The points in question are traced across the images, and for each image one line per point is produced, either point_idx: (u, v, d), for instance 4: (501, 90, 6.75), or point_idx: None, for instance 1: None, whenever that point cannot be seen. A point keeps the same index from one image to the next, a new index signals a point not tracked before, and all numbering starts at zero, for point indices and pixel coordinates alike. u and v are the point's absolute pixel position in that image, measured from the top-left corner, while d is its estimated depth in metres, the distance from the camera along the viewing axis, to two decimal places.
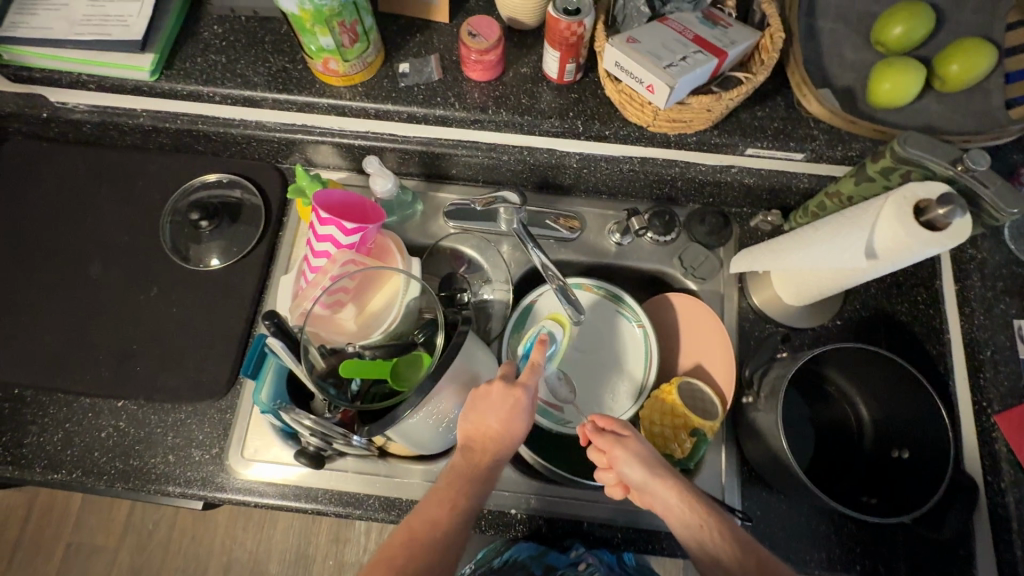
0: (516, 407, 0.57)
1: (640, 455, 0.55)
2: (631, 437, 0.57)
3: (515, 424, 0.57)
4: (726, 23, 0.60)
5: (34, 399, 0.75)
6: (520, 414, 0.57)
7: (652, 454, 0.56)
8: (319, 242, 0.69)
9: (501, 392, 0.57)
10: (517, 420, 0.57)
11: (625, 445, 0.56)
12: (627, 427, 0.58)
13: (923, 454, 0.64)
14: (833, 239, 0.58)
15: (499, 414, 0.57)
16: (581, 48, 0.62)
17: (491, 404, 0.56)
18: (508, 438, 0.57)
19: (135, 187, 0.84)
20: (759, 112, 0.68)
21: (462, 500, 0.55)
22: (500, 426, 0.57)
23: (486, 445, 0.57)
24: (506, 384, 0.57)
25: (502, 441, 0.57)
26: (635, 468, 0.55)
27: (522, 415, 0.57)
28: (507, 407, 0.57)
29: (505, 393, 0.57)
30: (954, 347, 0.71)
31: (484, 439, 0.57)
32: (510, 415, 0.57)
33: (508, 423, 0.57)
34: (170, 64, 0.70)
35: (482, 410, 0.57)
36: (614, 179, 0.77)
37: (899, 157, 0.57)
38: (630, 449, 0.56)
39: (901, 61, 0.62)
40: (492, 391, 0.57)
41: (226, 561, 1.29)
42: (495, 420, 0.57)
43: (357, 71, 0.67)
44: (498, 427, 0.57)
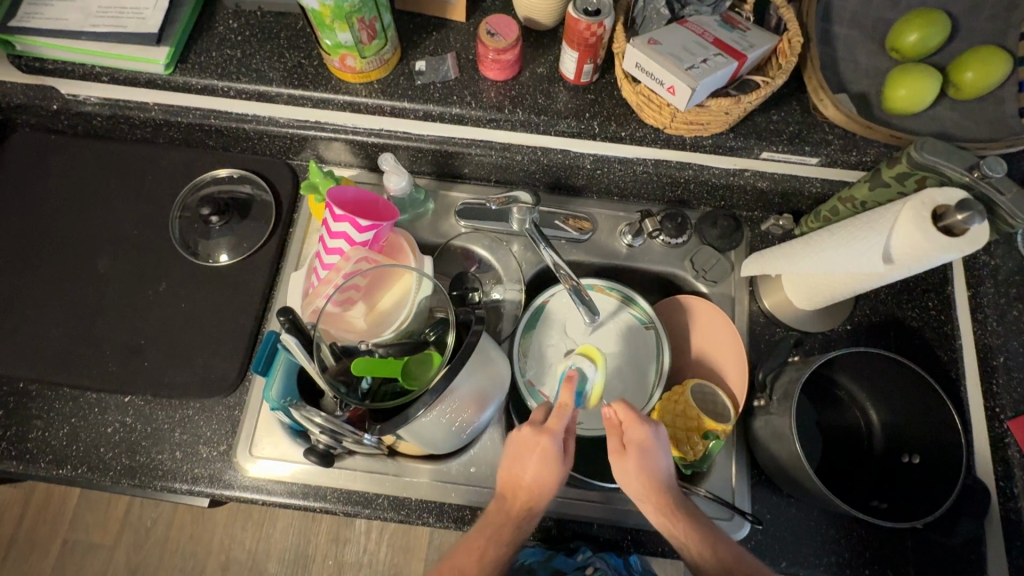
0: (544, 455, 0.56)
1: (631, 472, 0.55)
2: (630, 452, 0.55)
3: (550, 471, 0.56)
4: (744, 27, 0.60)
5: (40, 393, 0.74)
6: (553, 463, 0.56)
7: (649, 468, 0.55)
8: (331, 239, 0.69)
9: (532, 442, 0.57)
10: (551, 470, 0.56)
11: (619, 459, 0.56)
12: (638, 436, 0.56)
13: (935, 459, 0.64)
14: (848, 243, 0.59)
15: (532, 463, 0.57)
16: (599, 48, 0.62)
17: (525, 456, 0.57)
18: (544, 486, 0.57)
19: (143, 181, 0.83)
20: (774, 115, 0.68)
21: (506, 543, 0.56)
22: (535, 474, 0.57)
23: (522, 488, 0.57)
24: (534, 431, 0.57)
25: (544, 492, 0.57)
26: (626, 480, 0.55)
27: (556, 462, 0.56)
28: (541, 457, 0.56)
29: (533, 441, 0.57)
30: (965, 352, 0.71)
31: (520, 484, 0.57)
32: (546, 464, 0.56)
33: (546, 474, 0.56)
34: (185, 57, 0.69)
35: (519, 459, 0.58)
36: (626, 181, 0.77)
37: (916, 162, 0.58)
38: (623, 464, 0.56)
39: (917, 67, 0.62)
40: (518, 439, 0.58)
41: (224, 560, 1.28)
42: (531, 471, 0.57)
43: (374, 68, 0.67)
44: (538, 479, 0.57)
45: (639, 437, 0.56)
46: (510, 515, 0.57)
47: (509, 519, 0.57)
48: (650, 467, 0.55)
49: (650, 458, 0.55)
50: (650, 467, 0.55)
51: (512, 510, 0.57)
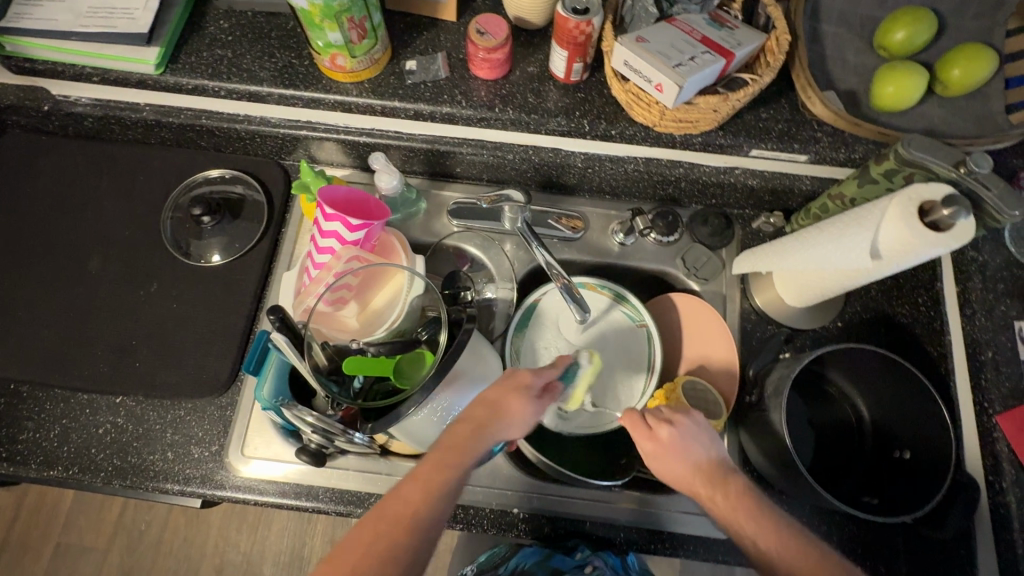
0: (525, 396, 0.54)
1: (671, 468, 0.54)
2: (665, 448, 0.54)
3: (526, 415, 0.54)
4: (732, 25, 0.61)
5: (31, 395, 0.74)
6: (531, 408, 0.54)
7: (687, 461, 0.53)
8: (323, 239, 0.69)
9: (516, 386, 0.55)
10: (521, 402, 0.53)
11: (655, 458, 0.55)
12: (665, 429, 0.54)
13: (925, 454, 0.65)
14: (836, 240, 0.59)
15: (511, 402, 0.53)
16: (588, 47, 0.63)
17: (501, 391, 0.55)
18: (513, 426, 0.53)
19: (135, 181, 0.83)
20: (764, 113, 0.68)
21: (440, 487, 0.49)
22: (513, 413, 0.53)
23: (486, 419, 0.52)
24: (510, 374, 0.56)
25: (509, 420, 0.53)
26: (671, 477, 0.54)
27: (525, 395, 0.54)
28: (523, 399, 0.54)
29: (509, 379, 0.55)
30: (955, 348, 0.71)
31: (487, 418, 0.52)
32: (525, 406, 0.53)
33: (520, 416, 0.53)
34: (175, 58, 0.69)
35: (494, 395, 0.54)
36: (617, 180, 0.78)
37: (903, 159, 0.58)
38: (659, 459, 0.54)
39: (904, 65, 0.63)
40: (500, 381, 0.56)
41: (220, 562, 1.27)
42: (508, 410, 0.53)
43: (365, 68, 0.67)
44: (508, 412, 0.53)
45: (663, 433, 0.54)
46: (466, 435, 0.51)
47: (467, 438, 0.51)
48: (691, 457, 0.53)
49: (686, 447, 0.54)
50: (687, 459, 0.53)
51: (471, 431, 0.52)
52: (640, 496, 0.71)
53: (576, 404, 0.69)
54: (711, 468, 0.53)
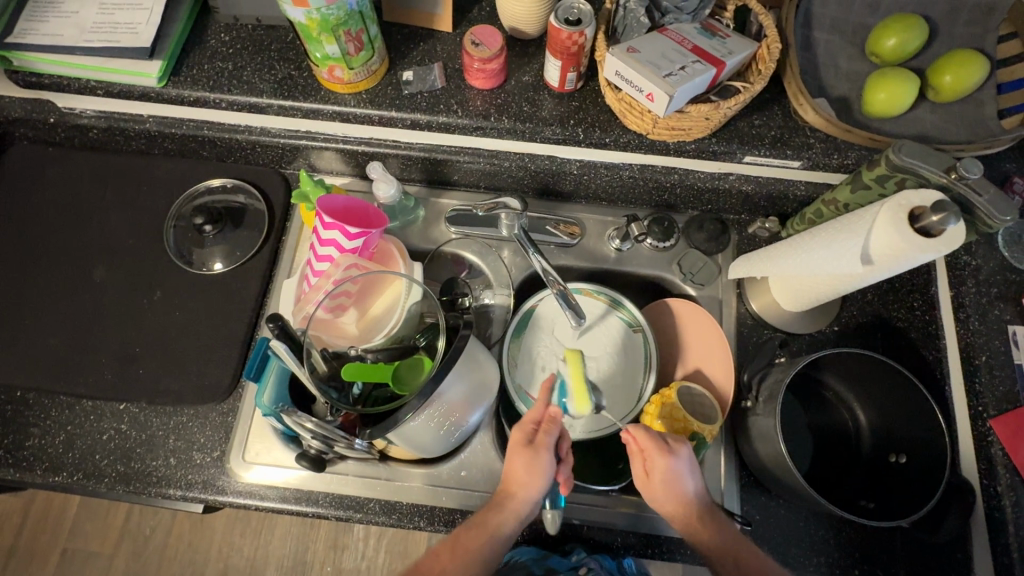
0: (525, 450, 0.59)
1: (665, 501, 0.58)
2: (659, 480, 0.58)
3: (534, 469, 0.58)
4: (724, 34, 0.62)
5: (37, 402, 0.75)
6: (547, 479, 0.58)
7: (676, 494, 0.58)
8: (322, 247, 0.70)
9: (519, 440, 0.60)
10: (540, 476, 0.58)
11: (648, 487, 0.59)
12: (658, 463, 0.58)
13: (921, 458, 0.65)
14: (829, 244, 0.60)
15: (517, 461, 0.59)
16: (581, 57, 0.64)
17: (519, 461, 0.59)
18: (525, 484, 0.59)
19: (139, 191, 0.85)
20: (757, 120, 0.69)
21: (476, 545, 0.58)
22: (521, 471, 0.59)
23: (510, 486, 0.59)
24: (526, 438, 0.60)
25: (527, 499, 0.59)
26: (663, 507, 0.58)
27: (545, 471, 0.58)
28: (525, 456, 0.59)
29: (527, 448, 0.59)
30: (950, 352, 0.71)
31: (507, 484, 0.60)
32: (529, 462, 0.58)
33: (529, 473, 0.58)
34: (177, 71, 0.71)
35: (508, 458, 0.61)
36: (613, 186, 0.78)
37: (894, 165, 0.59)
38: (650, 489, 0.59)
39: (896, 72, 0.63)
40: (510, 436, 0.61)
41: (223, 567, 1.28)
42: (517, 469, 0.59)
43: (362, 79, 0.68)
44: (525, 485, 0.59)
45: (659, 467, 0.58)
46: (498, 511, 0.59)
47: (497, 515, 0.59)
48: (679, 490, 0.57)
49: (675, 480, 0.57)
50: (677, 492, 0.58)
51: (501, 507, 0.60)
52: (637, 501, 0.72)
53: (586, 405, 0.71)
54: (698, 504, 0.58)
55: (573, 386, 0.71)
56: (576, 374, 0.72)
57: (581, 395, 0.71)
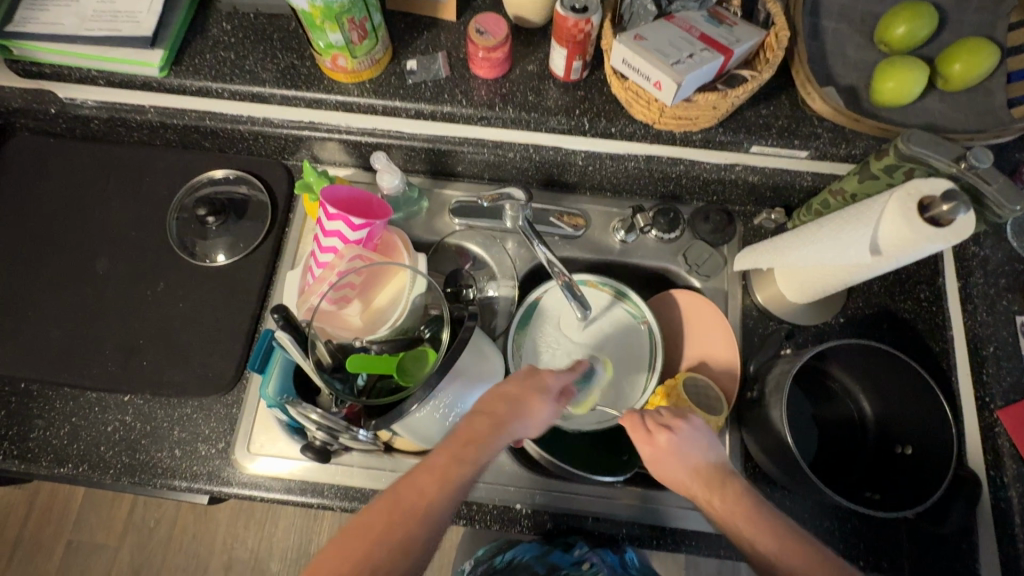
0: (531, 393, 0.56)
1: (671, 475, 0.56)
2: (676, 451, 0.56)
3: (533, 413, 0.55)
4: (732, 22, 0.61)
5: (41, 393, 0.75)
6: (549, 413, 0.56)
7: (684, 466, 0.55)
8: (326, 238, 0.70)
9: (521, 383, 0.57)
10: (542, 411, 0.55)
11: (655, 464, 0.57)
12: (661, 441, 0.56)
13: (927, 449, 0.65)
14: (837, 235, 0.59)
15: (517, 400, 0.55)
16: (588, 45, 0.63)
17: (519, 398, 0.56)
18: (518, 421, 0.54)
19: (141, 182, 0.84)
20: (764, 110, 0.68)
21: (455, 479, 0.50)
22: (515, 408, 0.55)
23: (499, 415, 0.54)
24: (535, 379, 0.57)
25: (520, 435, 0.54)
26: (680, 480, 0.56)
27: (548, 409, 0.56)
28: (528, 397, 0.56)
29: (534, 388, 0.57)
30: (957, 343, 0.71)
31: (492, 413, 0.54)
32: (533, 404, 0.56)
33: (527, 414, 0.55)
34: (179, 60, 0.70)
35: (503, 393, 0.56)
36: (618, 177, 0.78)
37: (903, 154, 0.58)
38: (665, 461, 0.56)
39: (905, 60, 0.62)
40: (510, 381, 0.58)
41: (227, 559, 1.29)
42: (511, 404, 0.55)
43: (366, 68, 0.68)
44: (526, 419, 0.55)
45: (660, 442, 0.56)
46: (483, 443, 0.52)
47: (481, 448, 0.52)
48: (698, 462, 0.55)
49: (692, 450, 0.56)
50: (697, 464, 0.55)
51: (485, 438, 0.52)
52: (641, 493, 0.72)
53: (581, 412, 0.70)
54: (710, 472, 0.55)
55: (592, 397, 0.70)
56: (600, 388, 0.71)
57: (588, 404, 0.70)
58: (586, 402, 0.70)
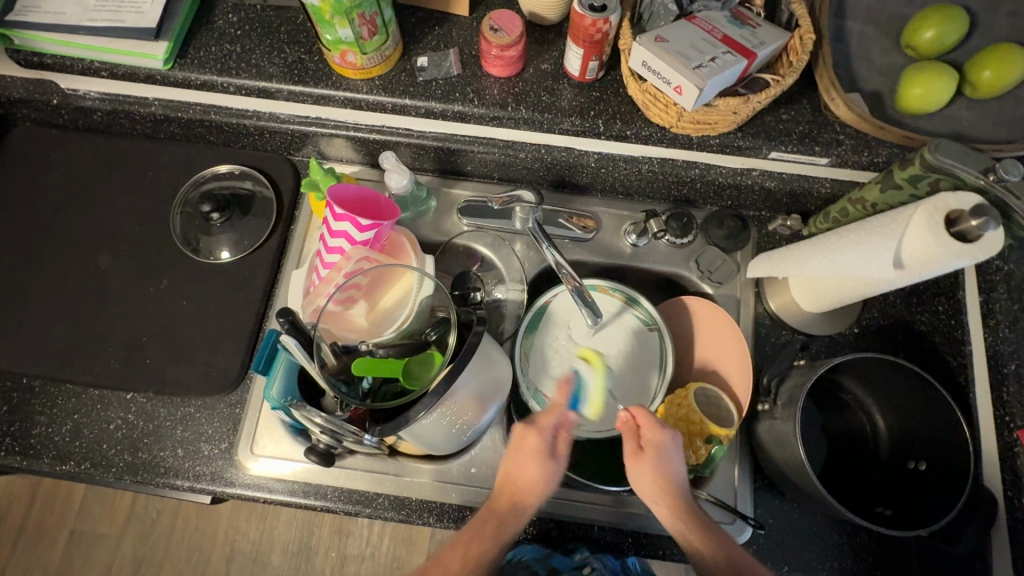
0: (542, 458, 0.58)
1: (648, 476, 0.55)
2: (651, 459, 0.56)
3: (547, 479, 0.58)
4: (754, 23, 0.59)
5: (43, 389, 0.74)
6: (550, 468, 0.58)
7: (666, 476, 0.55)
8: (332, 238, 0.68)
9: (534, 449, 0.58)
10: (550, 469, 0.58)
11: (635, 462, 0.56)
12: (655, 438, 0.57)
13: (941, 465, 0.63)
14: (857, 248, 0.57)
15: (530, 469, 0.58)
16: (605, 45, 0.61)
17: (524, 456, 0.58)
18: (541, 492, 0.58)
19: (145, 176, 0.83)
20: (784, 114, 0.66)
21: (491, 545, 0.56)
22: (534, 481, 0.58)
23: (523, 492, 0.58)
24: (534, 432, 0.59)
25: (535, 493, 0.58)
26: (647, 491, 0.56)
27: (556, 465, 0.58)
28: (543, 466, 0.58)
29: (536, 444, 0.58)
30: (976, 358, 0.70)
31: (516, 492, 0.58)
32: (546, 472, 0.58)
33: (544, 482, 0.58)
34: (184, 52, 0.68)
35: (518, 463, 0.58)
36: (632, 180, 0.76)
37: (930, 165, 0.56)
38: (641, 473, 0.56)
39: (933, 66, 0.60)
40: (520, 443, 0.59)
41: (229, 551, 1.29)
42: (530, 477, 0.58)
43: (375, 64, 0.66)
44: (530, 478, 0.58)
45: (657, 436, 0.57)
46: (507, 511, 0.58)
47: (506, 516, 0.57)
48: (670, 474, 0.55)
49: (667, 462, 0.56)
50: (668, 476, 0.55)
51: (509, 508, 0.58)
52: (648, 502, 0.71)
53: (598, 416, 0.71)
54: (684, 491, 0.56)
55: (596, 395, 0.71)
56: (602, 382, 0.73)
57: (599, 403, 0.71)
58: (594, 403, 0.71)
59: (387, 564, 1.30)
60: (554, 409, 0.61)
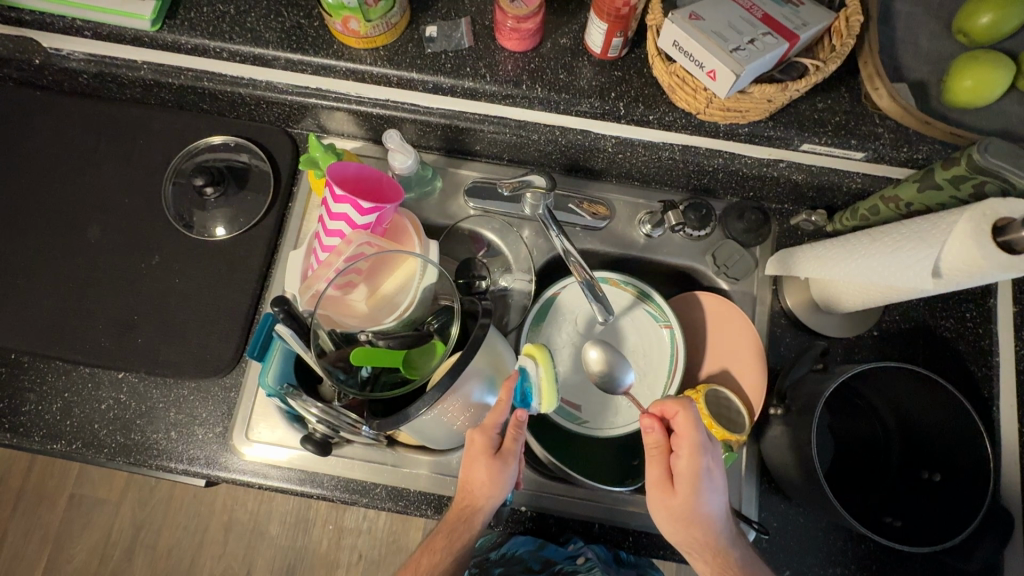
0: (485, 459, 0.57)
1: (675, 510, 0.53)
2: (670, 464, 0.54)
3: (494, 479, 0.56)
4: (798, 1, 0.53)
5: (33, 365, 0.72)
6: (489, 473, 0.56)
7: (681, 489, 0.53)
8: (332, 221, 0.64)
9: (479, 449, 0.57)
10: (495, 479, 0.56)
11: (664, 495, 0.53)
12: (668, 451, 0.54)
13: (958, 477, 0.61)
14: (894, 255, 0.53)
15: (476, 469, 0.57)
16: (631, 20, 0.56)
17: (472, 463, 0.57)
18: (489, 493, 0.57)
19: (135, 144, 0.78)
20: (820, 103, 0.61)
21: (448, 550, 0.58)
22: (481, 482, 0.57)
23: (471, 495, 0.58)
24: (478, 441, 0.57)
25: (482, 496, 0.57)
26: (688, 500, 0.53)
27: (501, 471, 0.56)
28: (488, 466, 0.56)
29: (480, 454, 0.57)
30: (1002, 370, 0.68)
31: (468, 494, 0.58)
32: (492, 471, 0.56)
33: (491, 482, 0.56)
34: (174, 13, 0.63)
35: (466, 465, 0.58)
36: (650, 167, 0.71)
37: (976, 165, 0.52)
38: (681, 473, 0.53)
39: (989, 55, 0.55)
40: (467, 444, 0.58)
41: (227, 520, 1.30)
42: (477, 479, 0.57)
43: (381, 33, 0.61)
44: (477, 483, 0.57)
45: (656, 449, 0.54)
46: (459, 515, 0.59)
47: (459, 521, 0.58)
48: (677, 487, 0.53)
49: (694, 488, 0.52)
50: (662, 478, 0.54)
51: (461, 514, 0.58)
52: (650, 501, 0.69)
53: (552, 403, 0.60)
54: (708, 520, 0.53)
55: (545, 386, 0.60)
56: (549, 373, 0.60)
57: (550, 393, 0.60)
58: (544, 395, 0.60)
59: (383, 539, 1.31)
60: (498, 407, 0.56)
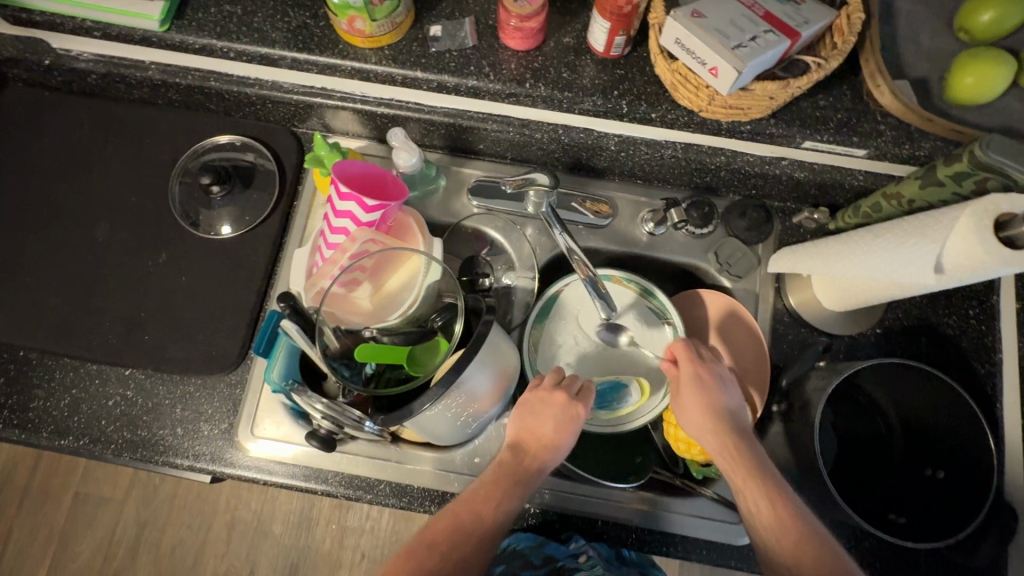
0: (560, 408, 0.61)
1: (693, 408, 0.60)
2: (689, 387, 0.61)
3: (567, 427, 0.60)
4: None
5: (41, 362, 0.73)
6: (562, 421, 0.60)
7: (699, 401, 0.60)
8: (337, 218, 0.65)
9: (550, 401, 0.61)
10: (570, 429, 0.60)
11: (679, 397, 0.62)
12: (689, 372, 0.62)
13: (962, 474, 0.62)
14: (896, 251, 0.54)
15: (550, 419, 0.60)
16: (634, 18, 0.57)
17: (547, 412, 0.61)
18: (561, 442, 0.60)
19: (143, 144, 0.79)
20: (822, 101, 0.62)
21: (505, 501, 0.57)
22: (553, 430, 0.60)
23: (537, 450, 0.60)
24: (555, 394, 0.62)
25: (551, 446, 0.60)
26: (689, 416, 0.60)
27: (575, 423, 0.61)
28: (561, 415, 0.61)
29: (559, 404, 0.61)
30: (1006, 367, 0.68)
31: (534, 445, 0.60)
32: (569, 417, 0.61)
33: (563, 432, 0.60)
34: (182, 14, 0.64)
35: (534, 417, 0.61)
36: (652, 165, 0.72)
37: (978, 161, 0.52)
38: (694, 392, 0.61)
39: (990, 53, 0.55)
40: (535, 399, 0.62)
41: (231, 519, 1.31)
42: (547, 430, 0.60)
43: (386, 33, 0.61)
44: (547, 434, 0.60)
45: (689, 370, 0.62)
46: (518, 468, 0.59)
47: (517, 472, 0.59)
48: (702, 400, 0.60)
49: (709, 394, 0.60)
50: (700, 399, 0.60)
51: (522, 466, 0.59)
52: (653, 498, 0.69)
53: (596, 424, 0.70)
54: (733, 425, 0.58)
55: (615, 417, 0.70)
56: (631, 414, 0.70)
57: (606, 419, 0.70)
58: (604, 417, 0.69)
59: (386, 538, 1.31)
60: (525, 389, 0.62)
